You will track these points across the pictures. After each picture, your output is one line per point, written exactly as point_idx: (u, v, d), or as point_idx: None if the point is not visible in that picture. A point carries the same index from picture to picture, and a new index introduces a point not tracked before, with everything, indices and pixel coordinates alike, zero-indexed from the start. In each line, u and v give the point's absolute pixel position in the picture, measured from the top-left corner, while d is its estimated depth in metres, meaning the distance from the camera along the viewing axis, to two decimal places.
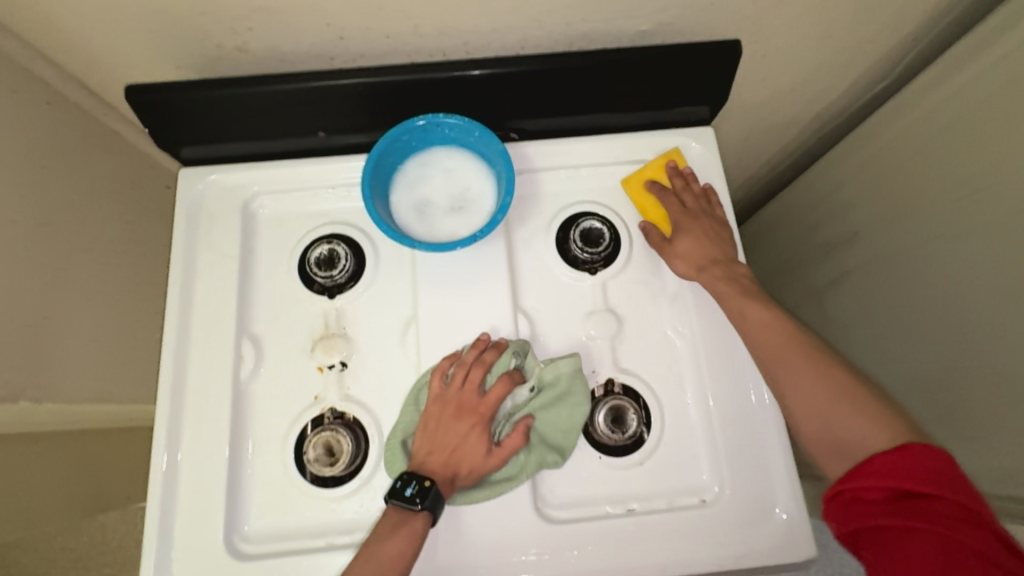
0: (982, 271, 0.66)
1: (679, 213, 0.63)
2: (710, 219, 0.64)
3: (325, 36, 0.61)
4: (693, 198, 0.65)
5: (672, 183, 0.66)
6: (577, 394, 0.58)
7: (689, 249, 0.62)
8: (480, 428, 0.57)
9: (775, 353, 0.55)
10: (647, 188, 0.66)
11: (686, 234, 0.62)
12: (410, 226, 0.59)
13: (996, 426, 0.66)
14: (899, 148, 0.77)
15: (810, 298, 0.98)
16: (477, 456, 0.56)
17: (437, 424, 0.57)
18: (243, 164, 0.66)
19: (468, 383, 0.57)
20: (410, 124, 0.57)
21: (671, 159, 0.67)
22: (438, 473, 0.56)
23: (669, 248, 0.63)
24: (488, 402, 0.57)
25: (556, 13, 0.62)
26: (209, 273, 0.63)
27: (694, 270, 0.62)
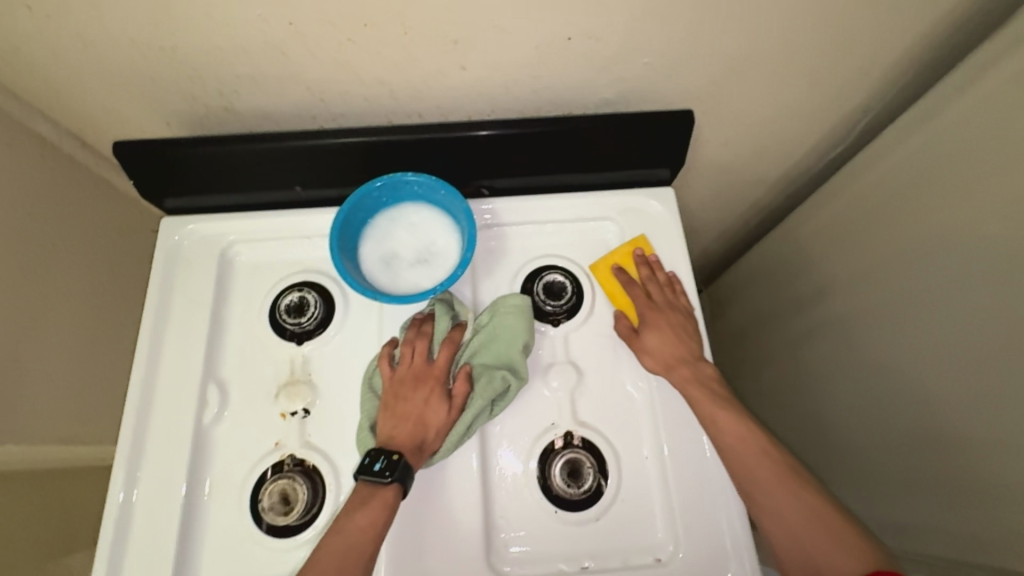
0: (936, 331, 0.68)
1: (645, 307, 0.65)
2: (676, 311, 0.65)
3: (307, 98, 0.66)
4: (660, 288, 0.66)
5: (639, 273, 0.68)
6: (512, 330, 0.62)
7: (656, 344, 0.63)
8: (436, 390, 0.59)
9: (751, 460, 0.56)
10: (615, 277, 0.68)
11: (652, 329, 0.64)
12: (376, 278, 0.61)
13: (956, 485, 0.66)
14: (857, 208, 0.80)
15: (786, 348, 0.99)
16: (441, 416, 0.58)
17: (396, 400, 0.59)
18: (223, 214, 0.69)
19: (415, 354, 0.61)
20: (366, 187, 0.61)
21: (638, 247, 0.69)
22: (407, 446, 0.57)
23: (637, 343, 0.64)
24: (438, 366, 0.60)
25: (522, 81, 0.66)
26: (182, 318, 0.65)
27: (661, 366, 0.62)
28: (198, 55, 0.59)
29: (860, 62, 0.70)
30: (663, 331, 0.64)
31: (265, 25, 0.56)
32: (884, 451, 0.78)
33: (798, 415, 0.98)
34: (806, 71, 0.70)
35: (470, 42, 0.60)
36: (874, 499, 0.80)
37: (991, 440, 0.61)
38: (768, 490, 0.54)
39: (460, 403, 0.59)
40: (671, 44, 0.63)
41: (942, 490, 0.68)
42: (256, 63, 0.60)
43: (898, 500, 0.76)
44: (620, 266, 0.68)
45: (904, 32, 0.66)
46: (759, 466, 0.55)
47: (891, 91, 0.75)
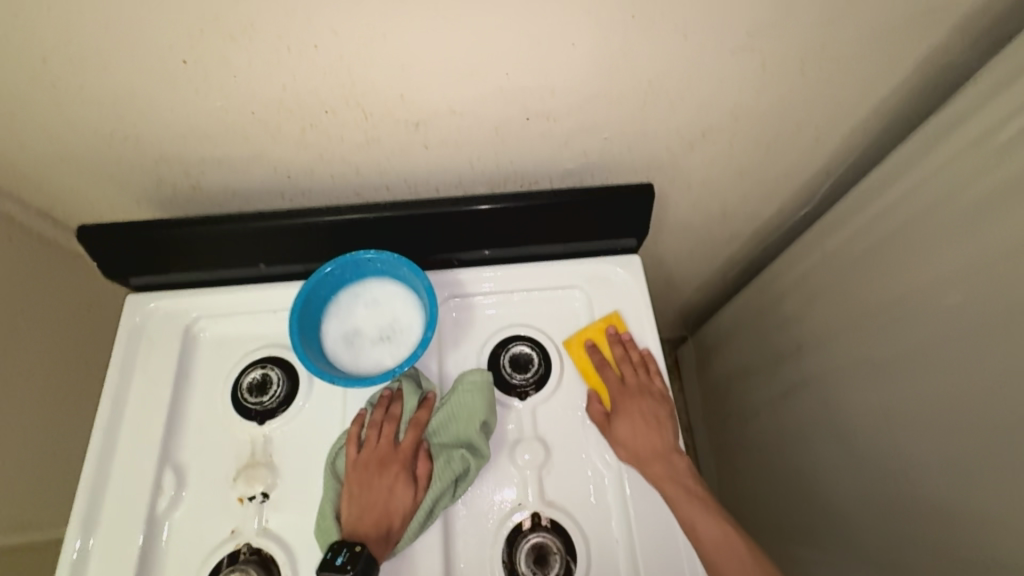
0: (906, 395, 0.67)
1: (618, 394, 0.64)
2: (650, 395, 0.64)
3: (274, 176, 0.67)
4: (633, 371, 0.66)
5: (613, 352, 0.67)
6: (479, 410, 0.60)
7: (629, 436, 0.61)
8: (402, 475, 0.58)
9: (731, 571, 0.55)
10: (589, 356, 0.67)
11: (623, 417, 0.62)
12: (337, 356, 0.61)
13: (934, 559, 0.64)
14: (825, 268, 0.81)
15: (769, 403, 0.98)
16: (405, 502, 0.57)
17: (360, 487, 0.57)
18: (188, 291, 0.69)
19: (381, 436, 0.60)
20: (318, 274, 0.61)
21: (611, 325, 0.69)
22: (371, 536, 0.55)
23: (612, 433, 0.62)
24: (403, 449, 0.59)
25: (485, 156, 0.68)
26: (143, 395, 0.64)
27: (633, 458, 0.61)
28: (164, 141, 0.61)
29: (815, 132, 0.72)
30: (637, 421, 0.62)
31: (228, 114, 0.58)
32: (864, 517, 0.76)
33: (782, 472, 0.96)
34: (762, 142, 0.72)
35: (431, 124, 0.62)
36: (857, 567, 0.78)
37: (964, 514, 0.60)
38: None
39: (423, 487, 0.58)
40: (628, 121, 0.65)
41: (921, 564, 0.66)
42: (221, 147, 0.62)
43: (878, 570, 0.73)
44: (594, 343, 0.68)
45: (855, 105, 0.68)
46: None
47: (851, 156, 0.77)
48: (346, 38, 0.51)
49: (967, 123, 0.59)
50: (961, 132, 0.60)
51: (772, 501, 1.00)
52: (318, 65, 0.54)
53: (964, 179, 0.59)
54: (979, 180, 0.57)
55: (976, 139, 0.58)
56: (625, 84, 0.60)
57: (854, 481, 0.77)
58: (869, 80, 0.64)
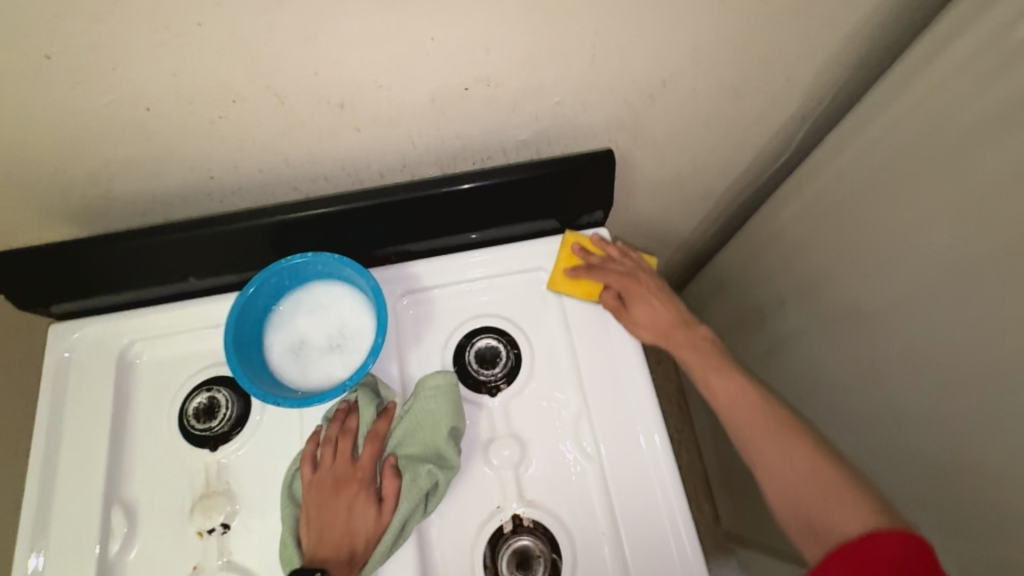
0: (898, 347, 0.63)
1: (623, 281, 0.64)
2: (648, 278, 0.65)
3: (194, 177, 0.60)
4: (621, 264, 0.66)
5: (596, 257, 0.66)
6: (442, 414, 0.56)
7: (647, 316, 0.63)
8: (363, 493, 0.54)
9: (754, 424, 0.55)
10: (575, 274, 0.64)
11: (615, 275, 0.64)
12: (283, 372, 0.56)
13: (934, 508, 0.62)
14: (806, 218, 0.76)
15: (761, 361, 0.95)
16: (369, 522, 0.53)
17: (318, 509, 0.53)
18: (118, 313, 0.63)
19: (337, 453, 0.55)
20: (241, 294, 0.55)
21: (577, 241, 0.66)
22: (333, 560, 0.51)
23: (631, 320, 0.63)
24: (363, 465, 0.55)
25: (428, 133, 0.61)
26: (80, 432, 0.59)
27: (657, 335, 0.62)
28: (56, 148, 0.53)
29: (785, 72, 0.65)
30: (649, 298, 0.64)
31: (120, 110, 0.51)
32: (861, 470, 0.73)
33: None
34: (730, 87, 0.65)
35: (356, 102, 0.54)
36: None
37: (966, 465, 0.57)
38: (761, 453, 0.54)
39: (388, 503, 0.53)
40: (580, 78, 0.58)
41: (921, 514, 0.64)
42: (124, 149, 0.55)
43: None
44: (573, 263, 0.65)
45: (829, 38, 0.61)
46: (758, 428, 0.55)
47: (828, 96, 0.70)
48: (233, 10, 0.44)
49: (952, 47, 0.53)
50: (945, 58, 0.53)
51: None
52: (208, 44, 0.46)
53: (950, 110, 0.53)
54: (967, 109, 0.51)
55: (962, 64, 0.52)
56: (568, 37, 0.53)
57: (850, 435, 0.74)
58: (841, 8, 0.58)
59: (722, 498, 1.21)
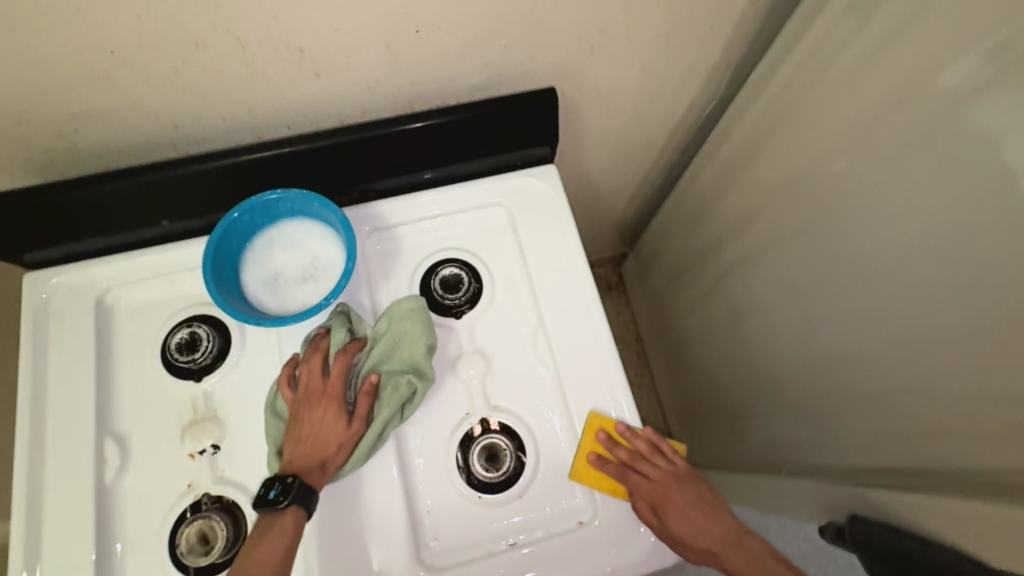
0: (807, 262, 0.72)
1: (659, 498, 0.59)
2: (693, 487, 0.60)
3: (159, 127, 0.62)
4: (653, 466, 0.61)
5: (623, 455, 0.61)
6: (414, 332, 0.61)
7: (689, 530, 0.58)
8: (335, 407, 0.59)
9: None
10: (601, 471, 0.61)
11: (687, 530, 0.58)
12: (262, 300, 0.61)
13: (842, 398, 0.72)
14: (733, 158, 0.84)
15: (704, 296, 1.04)
16: (339, 433, 0.58)
17: (296, 422, 0.59)
18: (94, 261, 0.66)
19: (313, 371, 0.60)
20: (224, 221, 0.59)
21: (599, 428, 0.63)
22: (305, 466, 0.57)
23: (671, 539, 0.58)
24: (334, 383, 0.60)
25: (384, 80, 0.64)
26: (66, 373, 0.62)
27: (706, 552, 0.58)
28: (19, 97, 0.55)
29: (708, 21, 0.72)
30: (689, 514, 0.59)
31: (84, 57, 0.53)
32: (785, 379, 0.83)
33: (720, 357, 1.03)
34: (658, 34, 0.72)
35: (315, 47, 0.58)
36: (786, 427, 0.87)
37: (862, 355, 0.66)
38: None
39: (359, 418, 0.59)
40: (522, 25, 0.63)
41: (833, 406, 0.74)
42: (88, 97, 0.57)
43: (805, 421, 0.81)
44: (597, 455, 0.61)
45: None
46: None
47: (747, 44, 0.78)
48: None
49: None
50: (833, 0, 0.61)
51: (716, 386, 1.08)
52: None
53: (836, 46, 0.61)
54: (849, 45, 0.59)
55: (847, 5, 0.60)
56: None
57: (776, 349, 0.84)
58: None
59: (681, 431, 1.32)
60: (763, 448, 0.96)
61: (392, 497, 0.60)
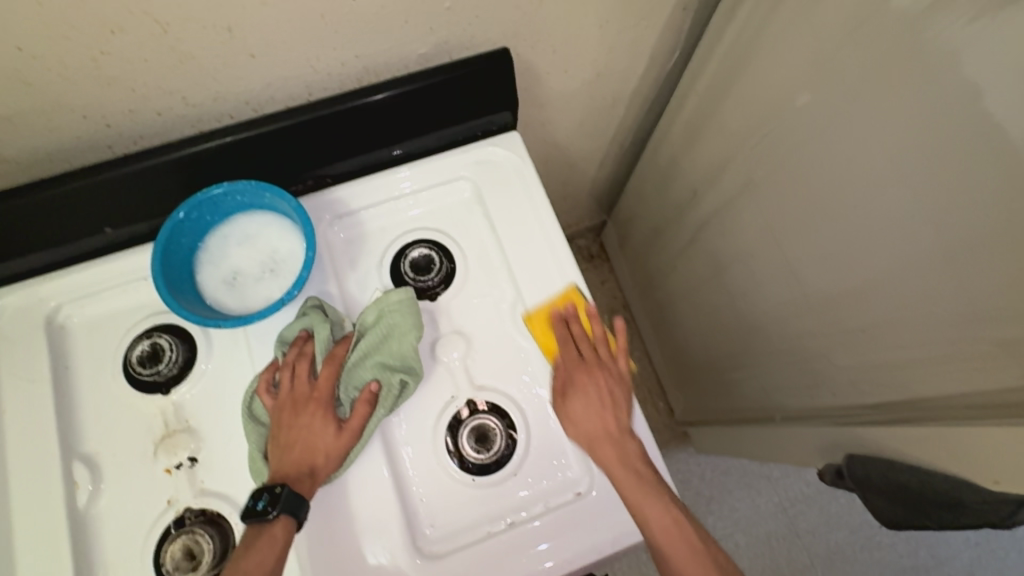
0: (783, 205, 0.70)
1: (574, 368, 0.61)
2: (608, 376, 0.60)
3: (89, 127, 0.58)
4: (591, 346, 0.62)
5: (572, 327, 0.63)
6: (404, 326, 0.58)
7: (582, 412, 0.59)
8: (321, 411, 0.57)
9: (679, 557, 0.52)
10: (551, 329, 0.63)
11: (581, 414, 0.59)
12: (222, 302, 0.58)
13: (827, 338, 0.71)
14: (702, 108, 0.81)
15: (685, 253, 1.03)
16: (328, 438, 0.56)
17: (281, 429, 0.57)
18: (40, 278, 0.62)
19: (296, 376, 0.58)
20: (170, 222, 0.55)
21: (568, 300, 0.64)
22: (294, 475, 0.55)
23: (564, 407, 0.59)
24: (319, 386, 0.57)
25: (326, 56, 0.60)
26: (24, 399, 0.59)
27: (582, 434, 0.58)
28: None
29: None
30: (590, 393, 0.59)
31: None
32: (770, 325, 0.83)
33: (705, 312, 1.03)
34: None
35: (242, 24, 0.53)
36: (775, 373, 0.87)
37: (845, 293, 0.65)
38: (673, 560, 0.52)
39: (349, 420, 0.56)
40: None
41: (820, 347, 0.74)
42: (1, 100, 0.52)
43: (792, 365, 0.81)
44: (558, 315, 0.63)
45: None
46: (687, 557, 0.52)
47: None
48: None
49: None
50: None
51: (703, 341, 1.08)
52: None
53: None
54: None
55: None
56: None
57: (759, 297, 0.83)
58: None
59: (673, 390, 1.32)
60: (753, 396, 0.96)
61: (383, 489, 0.58)
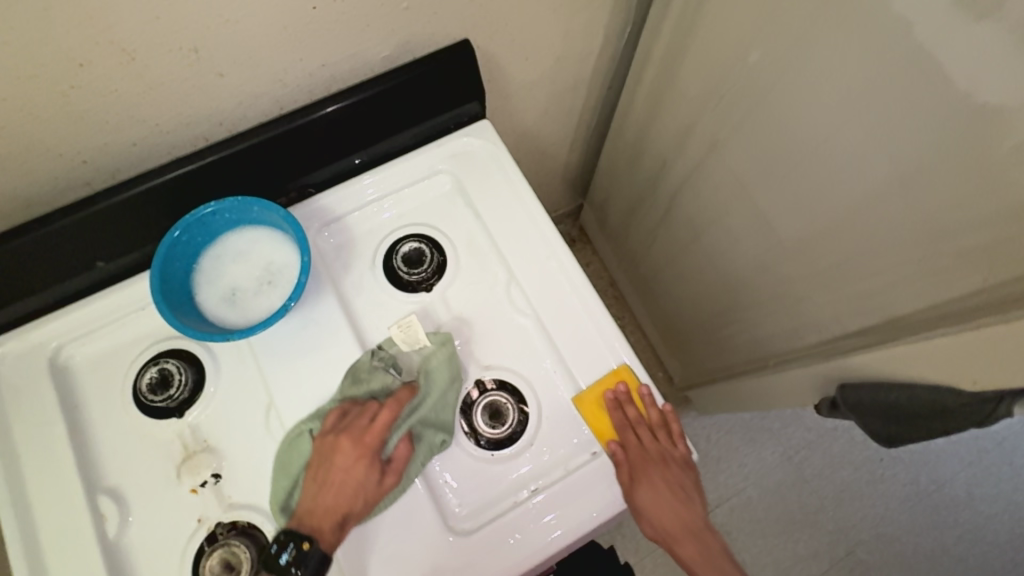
0: (749, 160, 0.74)
1: (636, 457, 0.61)
2: (666, 448, 0.63)
3: (66, 166, 0.58)
4: (649, 428, 0.62)
5: (628, 413, 0.62)
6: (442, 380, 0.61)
7: (651, 508, 0.61)
8: (362, 460, 0.58)
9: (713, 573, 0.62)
10: (606, 413, 0.62)
11: (651, 504, 0.60)
12: (224, 317, 0.59)
13: (807, 280, 0.75)
14: (660, 78, 0.84)
15: (663, 222, 1.06)
16: (362, 490, 0.58)
17: (320, 471, 0.58)
18: (36, 321, 0.62)
19: (343, 422, 0.60)
20: (166, 242, 0.56)
21: (621, 380, 0.63)
22: (323, 523, 0.56)
23: (632, 494, 0.60)
24: (365, 433, 0.59)
25: (293, 68, 0.61)
26: (37, 443, 0.59)
27: (658, 532, 0.61)
28: None
29: None
30: (653, 478, 0.61)
31: None
32: (753, 278, 0.86)
33: (690, 276, 1.06)
34: None
35: (208, 44, 0.54)
36: (763, 323, 0.90)
37: (816, 234, 0.69)
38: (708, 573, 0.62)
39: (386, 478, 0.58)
40: None
41: (801, 290, 0.77)
42: None
43: (778, 312, 0.85)
44: (610, 403, 0.62)
45: None
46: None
47: None
48: None
49: None
50: None
51: (692, 305, 1.11)
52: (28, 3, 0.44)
53: None
54: None
55: None
56: None
57: (739, 252, 0.87)
58: None
59: (670, 358, 1.36)
60: (746, 350, 1.00)
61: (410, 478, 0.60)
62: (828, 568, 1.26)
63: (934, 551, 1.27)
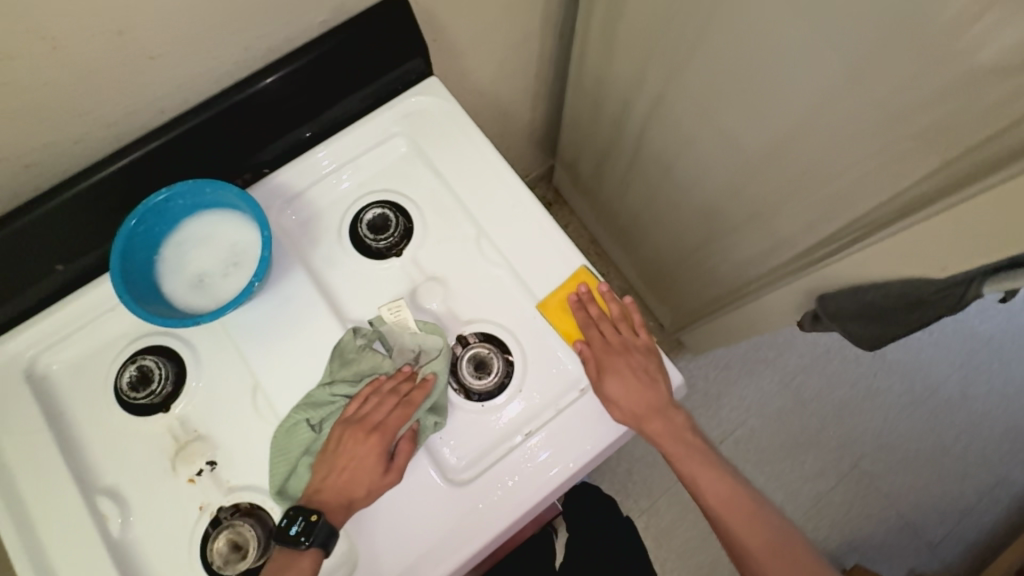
0: (706, 84, 0.73)
1: (603, 352, 0.62)
2: (636, 349, 0.63)
3: (9, 172, 0.56)
4: (614, 325, 0.64)
5: (592, 310, 0.64)
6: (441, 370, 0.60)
7: (621, 392, 0.61)
8: (375, 448, 0.57)
9: (742, 526, 0.61)
10: (570, 314, 0.64)
11: (623, 395, 0.61)
12: (194, 303, 0.58)
13: (775, 197, 0.75)
14: (610, 15, 0.83)
15: (632, 165, 1.06)
16: (372, 478, 0.57)
17: (336, 454, 0.58)
18: (7, 335, 0.61)
19: (363, 408, 0.59)
20: (123, 232, 0.55)
21: (581, 282, 0.65)
22: (332, 503, 0.57)
23: (601, 388, 0.61)
24: (381, 422, 0.58)
25: (228, 43, 0.59)
26: (28, 454, 0.59)
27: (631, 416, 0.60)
28: None
29: None
30: (625, 373, 0.62)
31: None
32: (724, 205, 0.87)
33: (665, 216, 1.06)
34: None
35: (134, 24, 0.52)
36: (739, 250, 0.91)
37: (778, 147, 0.69)
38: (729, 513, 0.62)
39: (396, 468, 0.57)
40: None
41: (771, 208, 0.77)
42: None
43: (752, 234, 0.85)
44: (573, 301, 0.64)
45: None
46: (744, 520, 0.61)
47: None
48: None
49: None
50: None
51: (671, 245, 1.12)
52: None
53: None
54: None
55: None
56: None
57: (709, 182, 0.87)
58: None
59: (658, 304, 1.37)
60: (727, 280, 1.01)
61: None
62: (835, 484, 1.30)
63: (935, 454, 1.31)
